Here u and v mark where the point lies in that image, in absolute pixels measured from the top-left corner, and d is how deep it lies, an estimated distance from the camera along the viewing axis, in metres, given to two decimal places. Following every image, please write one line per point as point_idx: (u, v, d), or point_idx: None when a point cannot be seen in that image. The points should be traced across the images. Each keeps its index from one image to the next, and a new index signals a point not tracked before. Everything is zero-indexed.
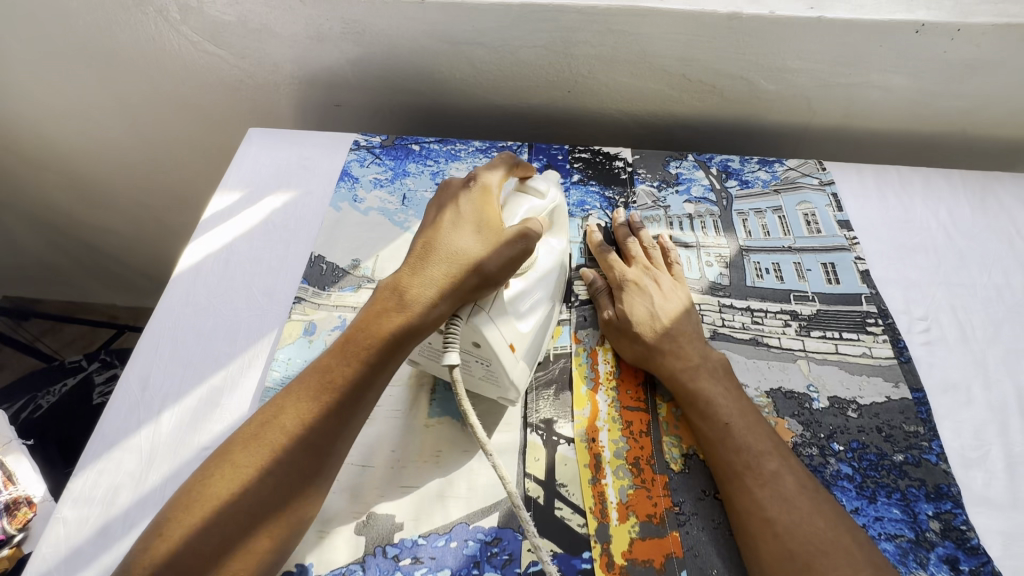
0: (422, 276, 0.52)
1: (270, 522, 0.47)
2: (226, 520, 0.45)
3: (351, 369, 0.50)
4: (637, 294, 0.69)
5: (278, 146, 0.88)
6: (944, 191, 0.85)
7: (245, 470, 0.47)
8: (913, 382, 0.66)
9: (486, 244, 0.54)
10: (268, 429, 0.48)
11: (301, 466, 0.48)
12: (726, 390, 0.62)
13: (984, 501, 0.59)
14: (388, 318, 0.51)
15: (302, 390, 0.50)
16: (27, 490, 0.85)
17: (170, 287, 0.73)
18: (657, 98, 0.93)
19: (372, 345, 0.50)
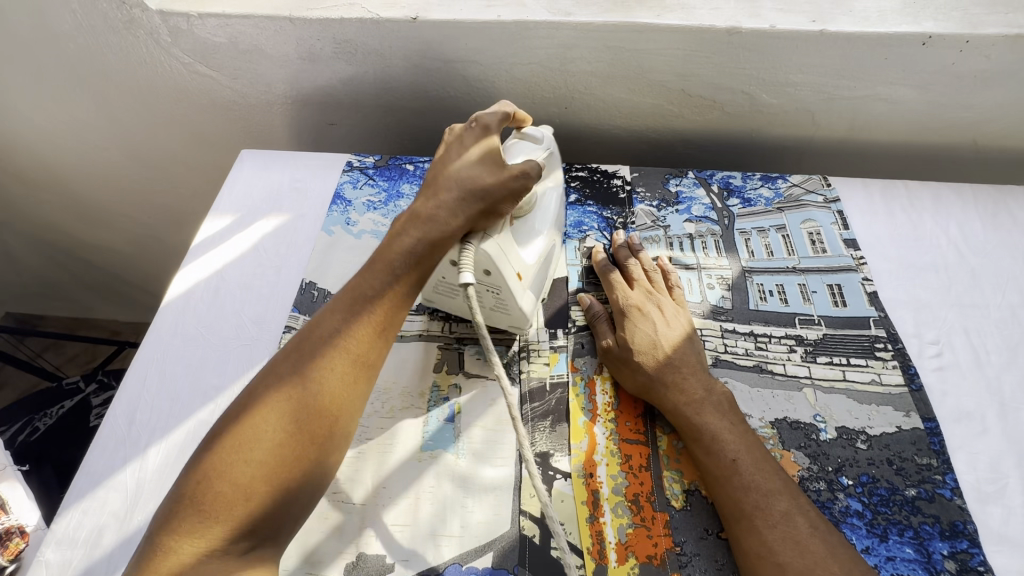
0: (434, 199, 0.55)
1: (311, 432, 0.46)
2: (270, 428, 0.45)
3: (378, 282, 0.52)
4: (642, 321, 0.67)
5: (270, 168, 0.87)
6: (955, 206, 0.82)
7: (286, 381, 0.47)
8: (924, 412, 0.64)
9: (491, 169, 0.57)
10: (303, 347, 0.49)
11: (339, 373, 0.48)
12: (732, 425, 0.60)
13: (1003, 539, 0.56)
14: (409, 237, 0.53)
15: (335, 309, 0.51)
16: (20, 520, 0.74)
17: (159, 317, 0.72)
18: (656, 113, 0.91)
19: (397, 260, 0.53)
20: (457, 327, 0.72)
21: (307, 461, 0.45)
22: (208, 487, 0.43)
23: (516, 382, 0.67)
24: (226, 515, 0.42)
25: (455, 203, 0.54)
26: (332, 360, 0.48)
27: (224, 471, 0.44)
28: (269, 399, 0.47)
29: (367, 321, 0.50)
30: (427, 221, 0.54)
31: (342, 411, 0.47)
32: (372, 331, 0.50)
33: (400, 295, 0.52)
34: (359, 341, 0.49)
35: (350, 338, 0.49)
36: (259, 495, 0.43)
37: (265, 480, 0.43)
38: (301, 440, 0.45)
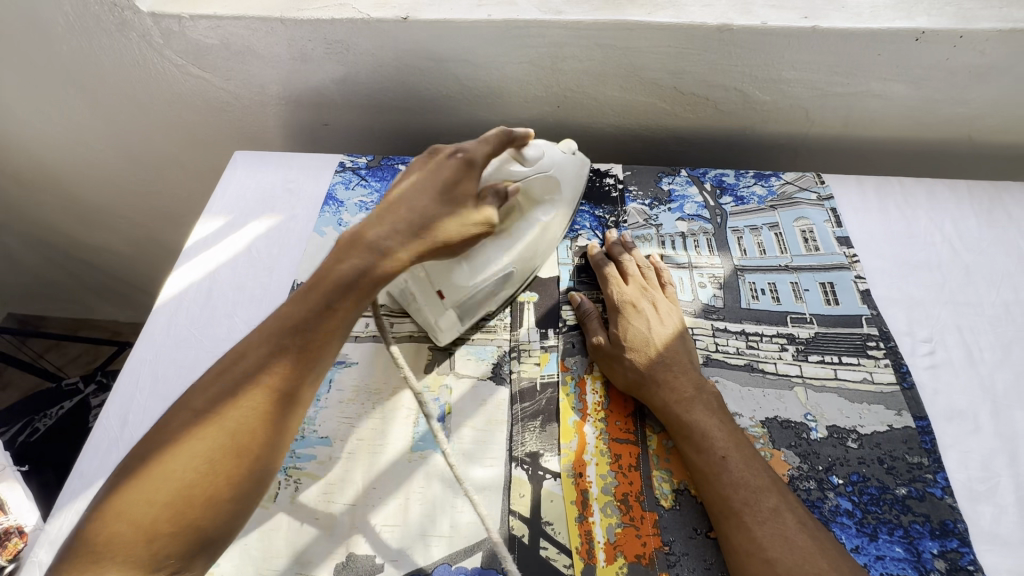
0: (380, 223, 0.53)
1: (225, 471, 0.45)
2: (180, 466, 0.44)
3: (308, 313, 0.51)
4: (637, 318, 0.67)
5: (263, 169, 0.87)
6: (949, 202, 0.81)
7: (200, 417, 0.46)
8: (917, 410, 0.63)
9: (446, 198, 0.55)
10: (224, 380, 0.48)
11: (258, 409, 0.47)
12: (721, 424, 0.59)
13: (993, 538, 0.56)
14: (348, 264, 0.52)
15: (258, 339, 0.50)
16: (20, 519, 0.76)
17: (152, 319, 0.72)
18: (649, 112, 0.91)
19: (330, 291, 0.51)
20: None
21: (218, 501, 0.45)
22: (109, 525, 0.43)
23: (505, 382, 0.67)
24: (124, 557, 0.42)
25: (400, 233, 0.53)
26: (252, 398, 0.47)
27: (127, 511, 0.43)
28: (182, 434, 0.46)
29: (291, 356, 0.49)
30: (367, 248, 0.52)
31: (260, 449, 0.47)
32: (297, 365, 0.49)
33: (331, 328, 0.51)
34: (283, 377, 0.49)
35: (273, 374, 0.48)
36: (163, 535, 0.43)
37: (170, 520, 0.43)
38: (213, 480, 0.45)
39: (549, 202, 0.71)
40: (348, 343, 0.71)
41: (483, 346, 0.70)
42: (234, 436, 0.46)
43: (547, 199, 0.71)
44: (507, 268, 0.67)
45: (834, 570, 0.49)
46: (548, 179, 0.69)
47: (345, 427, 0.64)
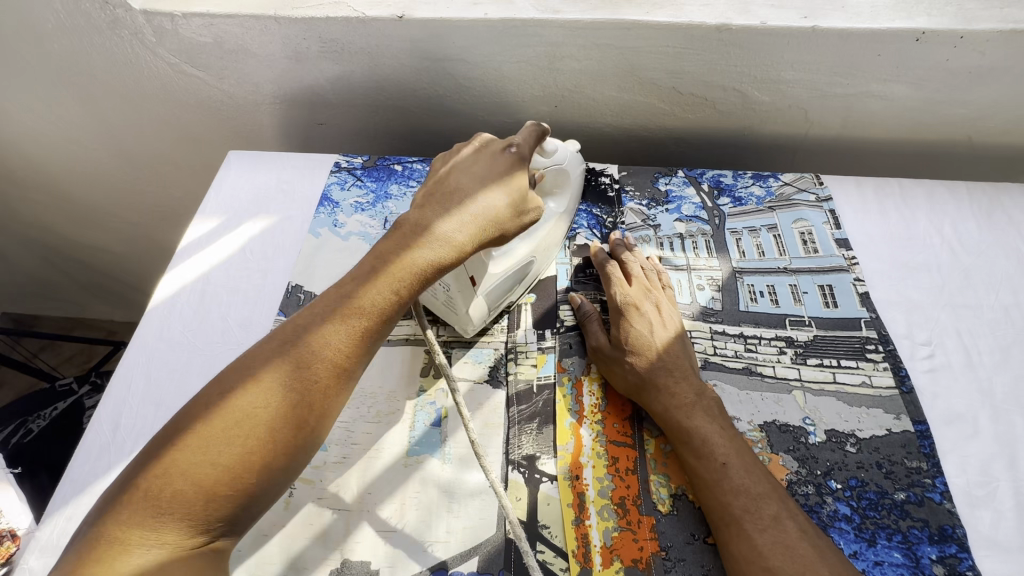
0: (444, 210, 0.52)
1: (283, 441, 0.45)
2: (242, 432, 0.44)
3: (373, 289, 0.49)
4: (641, 321, 0.66)
5: (257, 169, 0.86)
6: (949, 204, 0.81)
7: (261, 385, 0.45)
8: (916, 414, 0.63)
9: (507, 190, 0.55)
10: (285, 349, 0.47)
11: (319, 383, 0.46)
12: (720, 429, 0.59)
13: (992, 543, 0.56)
14: (413, 245, 0.51)
15: (322, 310, 0.49)
16: (11, 523, 0.73)
17: (144, 322, 0.72)
18: (647, 112, 0.90)
19: (396, 267, 0.50)
20: (443, 330, 0.71)
21: (274, 469, 0.45)
22: (168, 482, 0.42)
23: (502, 385, 0.67)
24: (182, 514, 0.42)
25: (465, 223, 0.52)
26: (315, 371, 0.46)
27: (187, 470, 0.42)
28: (244, 399, 0.45)
29: (355, 331, 0.48)
30: (431, 232, 0.51)
31: (317, 423, 0.46)
32: (359, 341, 0.48)
33: (394, 306, 0.50)
34: (345, 353, 0.48)
35: (335, 349, 0.47)
36: (219, 496, 0.43)
37: (229, 484, 0.43)
38: (272, 448, 0.44)
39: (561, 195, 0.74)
40: None
41: (480, 348, 0.70)
42: (295, 407, 0.45)
43: (559, 191, 0.74)
44: (527, 255, 0.68)
45: None
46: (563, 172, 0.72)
47: (340, 431, 0.64)
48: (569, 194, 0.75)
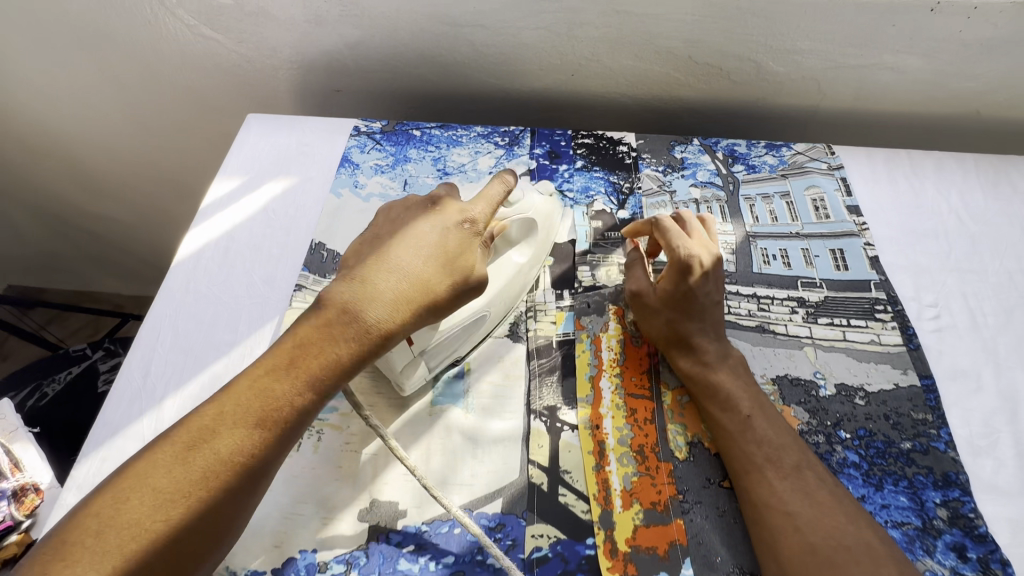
0: (378, 293, 0.51)
1: (192, 550, 0.43)
2: (143, 548, 0.41)
3: (294, 387, 0.48)
4: (700, 282, 0.65)
5: (277, 131, 0.87)
6: (956, 175, 0.83)
7: (165, 497, 0.42)
8: (922, 370, 0.65)
9: (448, 267, 0.55)
10: (195, 452, 0.44)
11: (232, 489, 0.44)
12: (744, 382, 0.61)
13: (993, 489, 0.58)
14: (341, 338, 0.50)
15: (235, 409, 0.46)
16: (35, 478, 0.81)
17: (170, 276, 0.73)
18: (663, 82, 0.91)
19: (319, 362, 0.49)
20: None
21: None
22: None
23: (522, 340, 0.69)
24: None
25: (402, 309, 0.52)
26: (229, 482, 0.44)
27: None
28: (143, 509, 0.41)
29: (274, 432, 0.47)
30: (362, 321, 0.50)
31: (228, 529, 0.45)
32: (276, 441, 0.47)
33: (316, 404, 0.49)
34: (263, 459, 0.46)
35: (254, 458, 0.45)
36: None
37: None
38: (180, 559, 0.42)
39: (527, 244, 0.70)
40: None
41: None
42: (209, 517, 0.43)
43: (525, 244, 0.70)
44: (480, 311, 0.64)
45: (850, 521, 0.51)
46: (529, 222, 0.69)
47: (364, 381, 0.65)
48: (534, 243, 0.71)
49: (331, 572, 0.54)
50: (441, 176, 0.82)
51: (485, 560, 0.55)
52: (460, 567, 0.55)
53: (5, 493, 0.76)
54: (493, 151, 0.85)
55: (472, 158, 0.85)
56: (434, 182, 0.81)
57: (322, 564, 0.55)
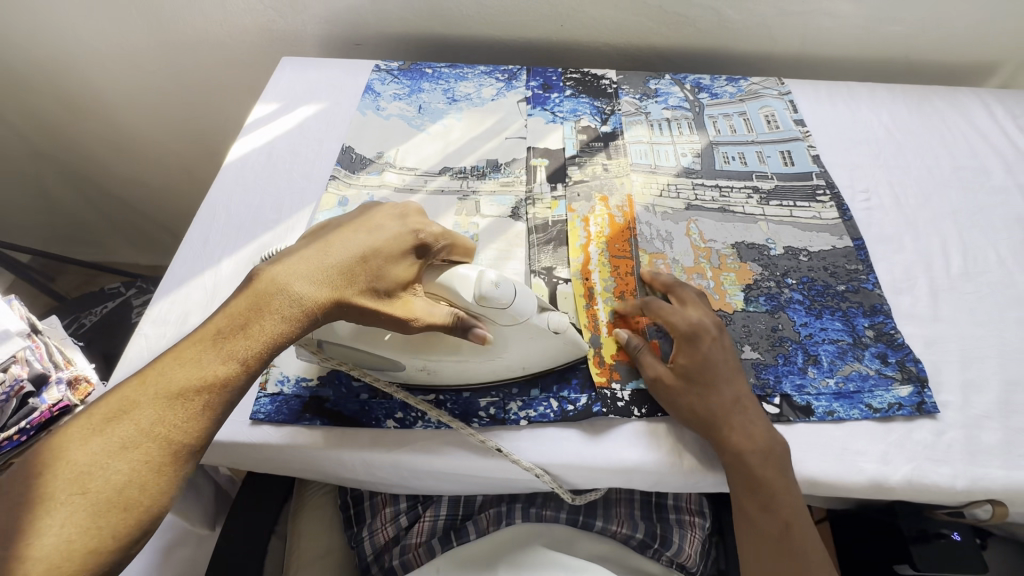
0: (306, 269, 0.53)
1: (110, 523, 0.42)
2: (60, 522, 0.41)
3: (216, 356, 0.49)
4: (711, 347, 0.64)
5: (308, 69, 1.01)
6: (886, 98, 0.98)
7: (80, 472, 0.42)
8: (855, 234, 0.79)
9: (381, 271, 0.54)
10: (116, 426, 0.45)
11: (151, 460, 0.44)
12: (790, 485, 0.58)
13: (912, 316, 0.71)
14: (269, 314, 0.51)
15: (155, 383, 0.47)
16: (85, 371, 0.87)
17: (222, 174, 0.85)
18: (639, 31, 1.07)
19: (243, 338, 0.50)
20: (475, 183, 0.85)
21: (98, 559, 0.41)
22: None
23: (522, 219, 0.81)
24: None
25: (325, 288, 0.52)
26: (149, 452, 0.44)
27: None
28: (58, 484, 0.42)
29: (194, 402, 0.47)
30: (291, 295, 0.51)
31: (152, 502, 0.44)
32: (198, 413, 0.47)
33: (240, 377, 0.49)
34: (188, 430, 0.46)
35: (177, 427, 0.46)
36: None
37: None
38: (99, 533, 0.42)
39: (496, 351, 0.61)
40: (390, 192, 0.83)
41: (503, 195, 0.83)
42: (129, 487, 0.43)
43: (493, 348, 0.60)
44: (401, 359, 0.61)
45: None
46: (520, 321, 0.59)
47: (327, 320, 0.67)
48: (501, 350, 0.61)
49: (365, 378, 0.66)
50: (451, 103, 0.96)
51: None
52: None
53: (61, 381, 0.82)
54: (495, 84, 0.99)
55: (477, 90, 0.99)
56: (445, 106, 0.95)
57: None
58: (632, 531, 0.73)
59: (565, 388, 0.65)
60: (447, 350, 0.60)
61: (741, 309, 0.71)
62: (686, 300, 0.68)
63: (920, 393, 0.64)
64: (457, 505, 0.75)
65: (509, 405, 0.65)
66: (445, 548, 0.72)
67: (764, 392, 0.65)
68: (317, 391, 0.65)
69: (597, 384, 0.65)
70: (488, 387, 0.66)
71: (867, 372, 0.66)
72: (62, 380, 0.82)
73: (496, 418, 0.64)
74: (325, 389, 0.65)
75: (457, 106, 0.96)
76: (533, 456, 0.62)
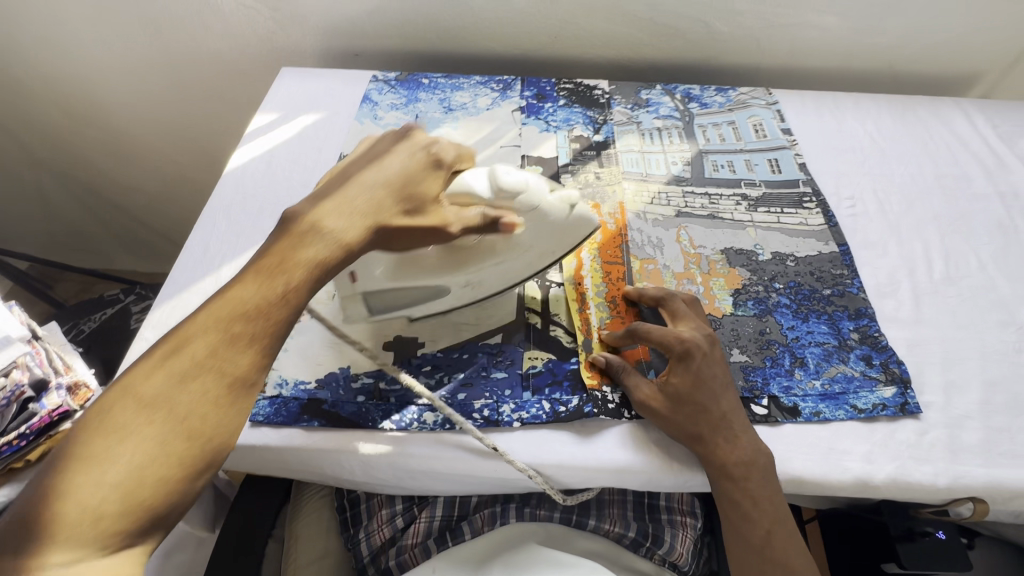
0: (335, 205, 0.52)
1: (178, 455, 0.42)
2: (128, 456, 0.41)
3: (260, 290, 0.47)
4: (702, 364, 0.62)
5: (308, 79, 1.03)
6: (871, 108, 1.01)
7: (143, 407, 0.42)
8: (840, 240, 0.81)
9: (404, 195, 0.54)
10: (168, 364, 0.44)
11: (210, 391, 0.44)
12: (771, 493, 0.59)
13: (895, 319, 0.73)
14: (305, 248, 0.49)
15: (204, 321, 0.46)
16: (85, 378, 0.87)
17: (222, 182, 0.87)
18: (631, 42, 1.09)
19: (285, 272, 0.48)
20: None
21: (171, 488, 0.42)
22: (48, 514, 0.39)
23: None
24: (65, 548, 0.38)
25: (355, 220, 0.52)
26: (207, 387, 0.44)
27: (66, 500, 0.39)
28: (122, 421, 0.42)
29: (243, 337, 0.46)
30: (321, 233, 0.50)
31: (215, 433, 0.44)
32: (251, 347, 0.46)
33: (287, 311, 0.48)
34: (242, 364, 0.45)
35: (231, 361, 0.45)
36: (108, 521, 0.40)
37: (118, 506, 0.40)
38: (167, 464, 0.41)
39: (525, 244, 0.65)
40: None
41: None
42: (192, 420, 0.43)
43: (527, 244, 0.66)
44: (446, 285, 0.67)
45: None
46: (535, 212, 0.63)
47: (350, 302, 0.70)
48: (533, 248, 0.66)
49: (362, 381, 0.67)
50: (447, 112, 0.98)
51: (490, 375, 0.68)
52: (469, 380, 0.68)
53: (61, 386, 0.82)
54: (490, 94, 1.01)
55: (472, 100, 1.01)
56: (441, 116, 0.97)
57: (355, 376, 0.68)
58: (625, 530, 0.74)
59: (558, 390, 0.67)
60: (483, 255, 0.64)
61: (730, 313, 0.73)
62: (677, 317, 0.68)
63: (904, 394, 0.66)
64: (453, 505, 0.76)
65: (503, 407, 0.66)
66: (440, 549, 0.73)
67: (751, 394, 0.66)
68: (316, 394, 0.66)
69: (588, 386, 0.67)
70: (482, 389, 0.67)
71: (852, 374, 0.68)
72: (62, 385, 0.82)
73: (490, 420, 0.65)
74: (322, 391, 0.66)
75: (453, 116, 0.98)
76: (526, 456, 0.63)
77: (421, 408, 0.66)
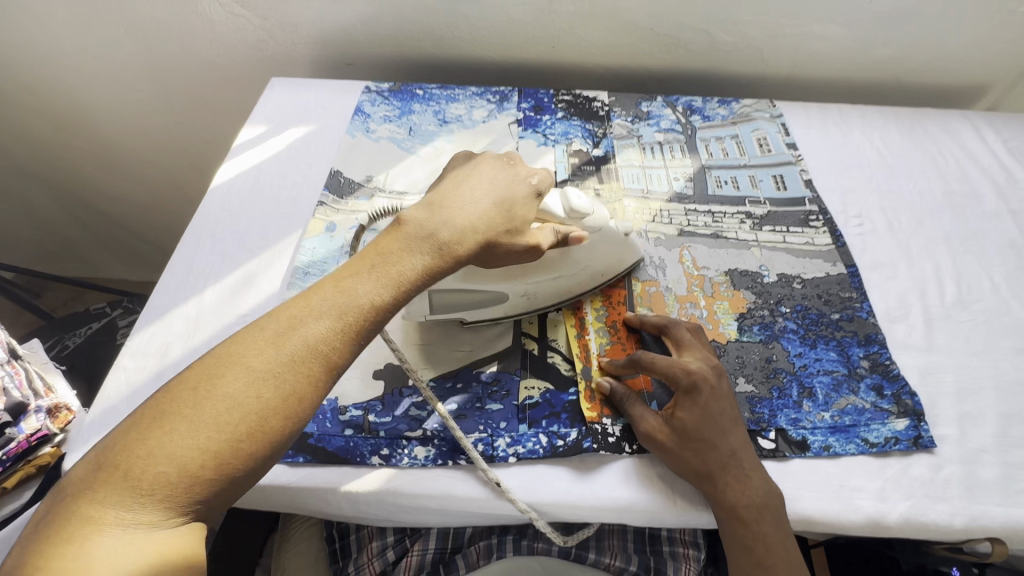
0: (450, 215, 0.54)
1: (273, 431, 0.43)
2: (233, 419, 0.42)
3: (375, 286, 0.49)
4: (710, 397, 0.60)
5: (298, 90, 1.00)
6: (878, 122, 0.98)
7: (255, 378, 0.43)
8: (848, 261, 0.78)
9: (510, 214, 0.58)
10: (285, 342, 0.45)
11: (313, 377, 0.45)
12: (784, 538, 0.56)
13: (906, 346, 0.70)
14: (418, 255, 0.52)
15: (320, 304, 0.47)
16: (67, 399, 0.82)
17: (207, 199, 0.84)
18: (631, 52, 1.06)
19: (398, 272, 0.51)
20: None
21: (260, 461, 0.43)
22: (153, 462, 0.39)
23: None
24: (163, 497, 0.39)
25: (466, 234, 0.54)
26: (310, 372, 0.45)
27: (171, 451, 0.40)
28: (234, 385, 0.43)
29: (350, 330, 0.47)
30: (436, 242, 0.53)
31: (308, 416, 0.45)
32: (356, 340, 0.48)
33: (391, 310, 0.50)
34: (342, 354, 0.47)
35: (336, 351, 0.46)
36: (202, 481, 0.40)
37: (214, 470, 0.41)
38: (262, 439, 0.42)
39: (581, 261, 0.69)
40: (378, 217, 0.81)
41: None
42: (290, 400, 0.44)
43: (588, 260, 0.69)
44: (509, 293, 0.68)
45: None
46: (598, 232, 0.68)
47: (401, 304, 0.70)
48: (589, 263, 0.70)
49: (350, 414, 0.64)
50: (442, 125, 0.95)
51: (484, 407, 0.65)
52: (462, 412, 0.65)
53: (40, 409, 0.77)
54: (486, 106, 0.98)
55: (468, 112, 0.98)
56: (435, 129, 0.94)
57: (343, 408, 0.64)
58: (625, 565, 0.72)
59: (555, 423, 0.64)
60: (544, 270, 0.67)
61: (735, 339, 0.70)
62: (682, 345, 0.65)
63: (917, 427, 0.63)
64: (446, 538, 0.74)
65: (498, 441, 0.63)
66: None
67: (758, 426, 0.63)
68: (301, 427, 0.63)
69: (588, 419, 0.64)
70: (477, 421, 0.64)
71: (863, 405, 0.65)
72: (41, 409, 0.78)
73: (484, 456, 0.62)
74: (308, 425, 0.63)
75: (448, 129, 0.95)
76: (523, 495, 0.60)
77: (412, 443, 0.63)
